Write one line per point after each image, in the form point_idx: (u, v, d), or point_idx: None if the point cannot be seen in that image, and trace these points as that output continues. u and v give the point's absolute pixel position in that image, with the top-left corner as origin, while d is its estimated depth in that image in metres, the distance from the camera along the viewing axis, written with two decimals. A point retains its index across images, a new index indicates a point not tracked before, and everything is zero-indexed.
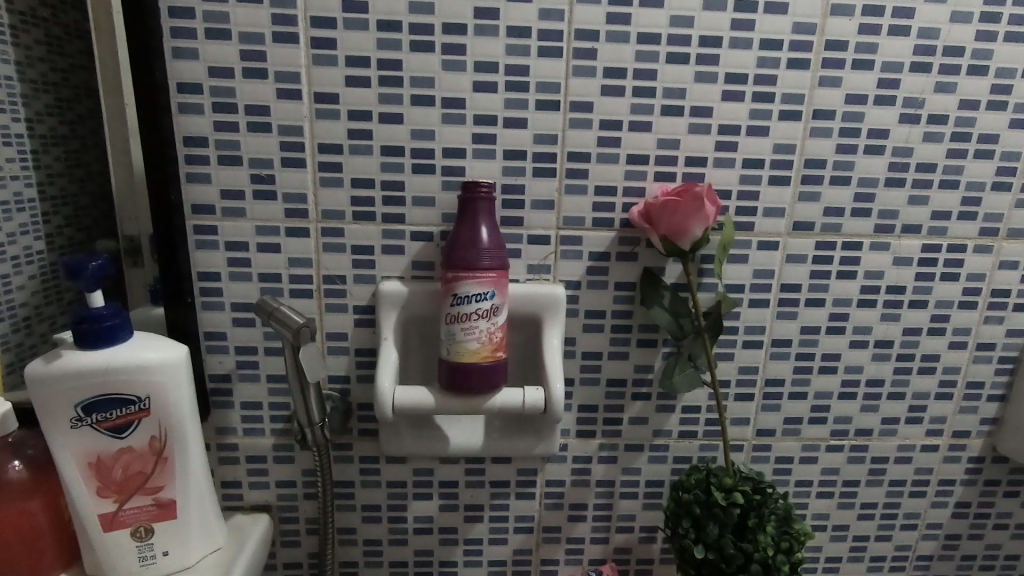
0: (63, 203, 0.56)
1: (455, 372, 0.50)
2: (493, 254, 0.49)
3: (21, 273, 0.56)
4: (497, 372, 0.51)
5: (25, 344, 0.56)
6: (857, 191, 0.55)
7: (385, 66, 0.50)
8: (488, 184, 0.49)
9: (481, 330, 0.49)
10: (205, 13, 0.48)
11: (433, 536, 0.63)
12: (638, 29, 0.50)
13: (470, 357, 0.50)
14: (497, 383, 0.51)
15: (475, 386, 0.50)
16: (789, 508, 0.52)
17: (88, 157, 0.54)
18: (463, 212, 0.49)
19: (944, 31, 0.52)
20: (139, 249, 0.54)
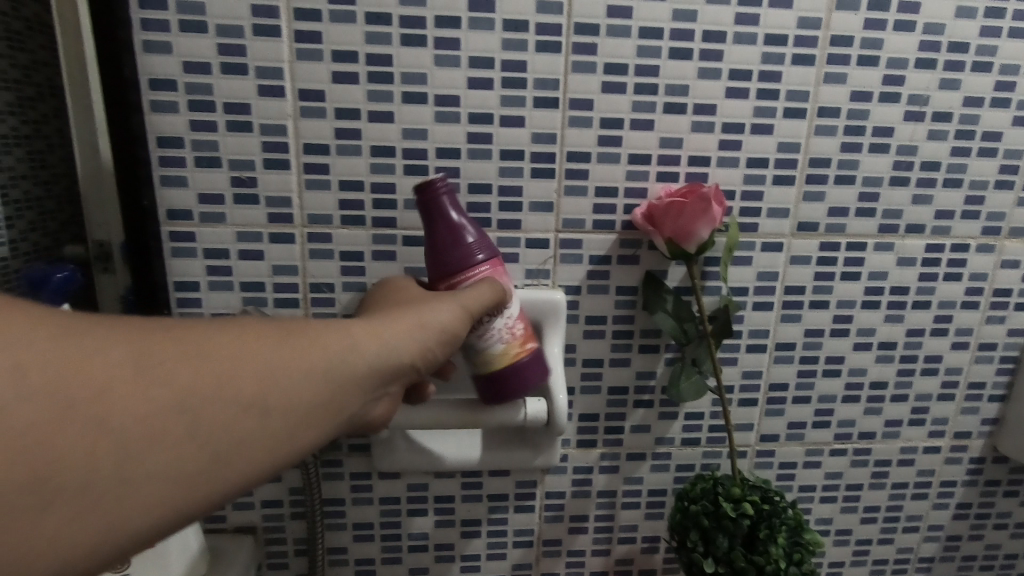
0: (26, 206, 0.56)
1: (489, 382, 0.46)
2: (481, 249, 0.44)
3: None
4: (531, 364, 0.46)
5: None
6: (862, 191, 0.54)
7: (374, 61, 0.47)
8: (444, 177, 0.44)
9: (500, 328, 0.45)
10: (179, 4, 0.45)
11: (429, 553, 0.60)
12: (640, 23, 0.48)
13: (501, 362, 0.45)
14: (539, 374, 0.47)
15: (519, 388, 0.46)
16: (799, 517, 0.51)
17: (53, 160, 0.57)
18: (428, 216, 0.44)
19: (949, 27, 0.51)
20: (110, 254, 0.51)
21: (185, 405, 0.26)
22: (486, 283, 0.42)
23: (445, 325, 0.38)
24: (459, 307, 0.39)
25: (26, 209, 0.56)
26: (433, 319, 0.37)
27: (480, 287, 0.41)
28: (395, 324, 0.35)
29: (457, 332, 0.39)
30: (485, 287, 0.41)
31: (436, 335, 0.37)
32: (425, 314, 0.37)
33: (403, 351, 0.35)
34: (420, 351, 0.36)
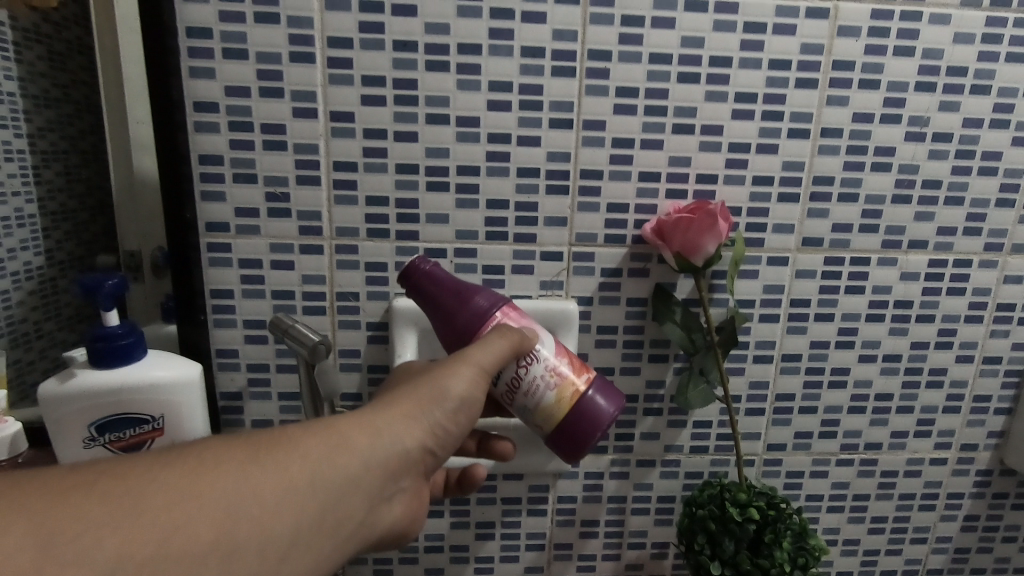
0: (63, 218, 0.57)
1: (560, 437, 0.44)
2: (486, 310, 0.44)
3: (19, 289, 0.59)
4: (590, 402, 0.44)
5: (25, 361, 0.59)
6: (865, 208, 0.56)
7: (401, 85, 0.51)
8: (421, 258, 0.46)
9: (543, 374, 0.44)
10: (223, 34, 0.49)
11: (444, 554, 0.63)
12: (650, 49, 0.51)
13: (559, 411, 0.44)
14: (608, 406, 0.45)
15: (591, 431, 0.44)
16: (804, 523, 0.53)
17: (88, 172, 0.56)
18: (425, 301, 0.45)
19: (947, 52, 0.53)
20: (140, 264, 0.55)
21: (204, 520, 0.29)
22: (496, 332, 0.42)
23: (455, 396, 0.39)
24: (471, 373, 0.40)
25: (63, 221, 0.57)
26: (442, 397, 0.39)
27: (492, 340, 0.41)
28: (399, 409, 0.38)
29: (470, 400, 0.40)
30: (496, 339, 0.42)
31: (442, 413, 0.39)
32: (432, 393, 0.39)
33: (409, 435, 0.37)
34: (426, 430, 0.38)
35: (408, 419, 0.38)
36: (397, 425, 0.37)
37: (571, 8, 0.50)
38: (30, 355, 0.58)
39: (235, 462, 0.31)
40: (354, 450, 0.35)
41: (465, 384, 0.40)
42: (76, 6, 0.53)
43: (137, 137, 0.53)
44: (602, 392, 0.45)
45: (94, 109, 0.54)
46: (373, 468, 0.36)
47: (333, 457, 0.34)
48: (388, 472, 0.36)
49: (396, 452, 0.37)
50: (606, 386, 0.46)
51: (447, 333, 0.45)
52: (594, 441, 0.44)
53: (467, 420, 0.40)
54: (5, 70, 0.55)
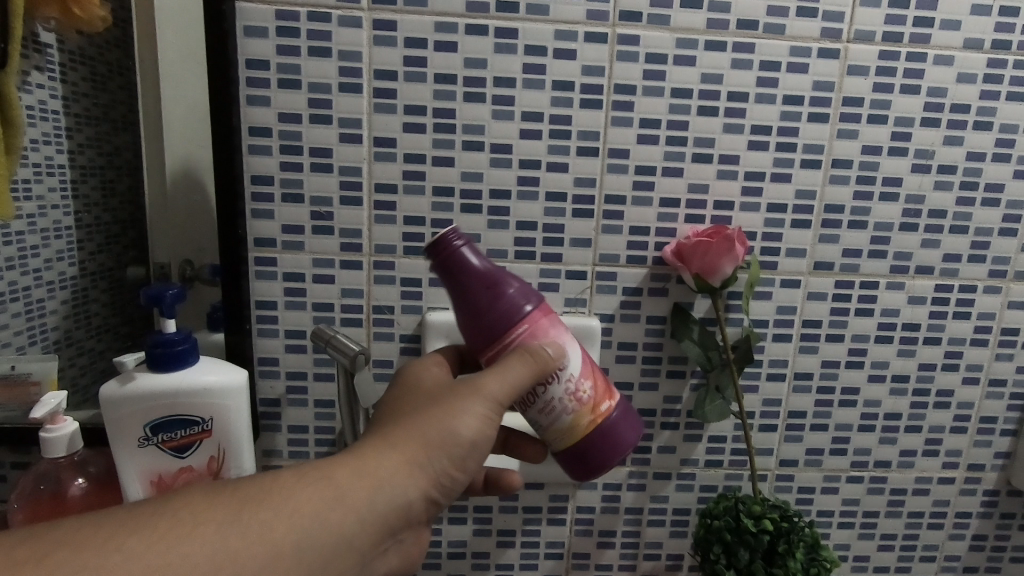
0: (97, 230, 0.61)
1: (570, 458, 0.46)
2: (520, 305, 0.43)
3: (54, 297, 0.62)
4: (606, 432, 0.45)
5: (60, 365, 0.62)
6: (874, 235, 0.59)
7: (440, 114, 0.54)
8: (452, 232, 0.43)
9: (562, 397, 0.44)
10: (279, 65, 0.53)
11: (466, 561, 0.65)
12: (672, 84, 0.55)
13: (575, 435, 0.45)
14: (621, 437, 0.46)
15: (602, 459, 0.45)
16: (816, 536, 0.55)
17: (123, 188, 0.60)
18: (450, 284, 0.44)
19: (951, 90, 0.57)
20: (168, 275, 0.60)
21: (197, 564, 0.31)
22: (516, 356, 0.41)
23: (459, 440, 0.39)
24: (478, 410, 0.40)
25: (95, 234, 0.61)
26: (446, 442, 0.39)
27: (512, 366, 0.41)
28: (404, 455, 0.38)
29: (474, 446, 0.40)
30: (514, 366, 0.41)
31: (447, 459, 0.39)
32: (437, 437, 0.39)
33: (413, 483, 0.37)
34: (429, 479, 0.38)
35: (411, 466, 0.38)
36: (400, 473, 0.37)
37: (600, 46, 0.54)
38: (61, 359, 0.62)
39: (243, 511, 0.33)
40: (356, 503, 0.36)
41: (470, 426, 0.39)
42: (118, 32, 0.57)
43: (171, 157, 0.58)
44: (617, 421, 0.46)
45: (130, 127, 0.59)
46: (375, 520, 0.36)
47: (334, 509, 0.35)
48: (386, 521, 0.37)
49: (399, 502, 0.37)
50: (626, 411, 0.47)
51: (467, 322, 0.44)
52: (603, 468, 0.46)
53: (475, 463, 0.40)
54: (49, 88, 0.59)
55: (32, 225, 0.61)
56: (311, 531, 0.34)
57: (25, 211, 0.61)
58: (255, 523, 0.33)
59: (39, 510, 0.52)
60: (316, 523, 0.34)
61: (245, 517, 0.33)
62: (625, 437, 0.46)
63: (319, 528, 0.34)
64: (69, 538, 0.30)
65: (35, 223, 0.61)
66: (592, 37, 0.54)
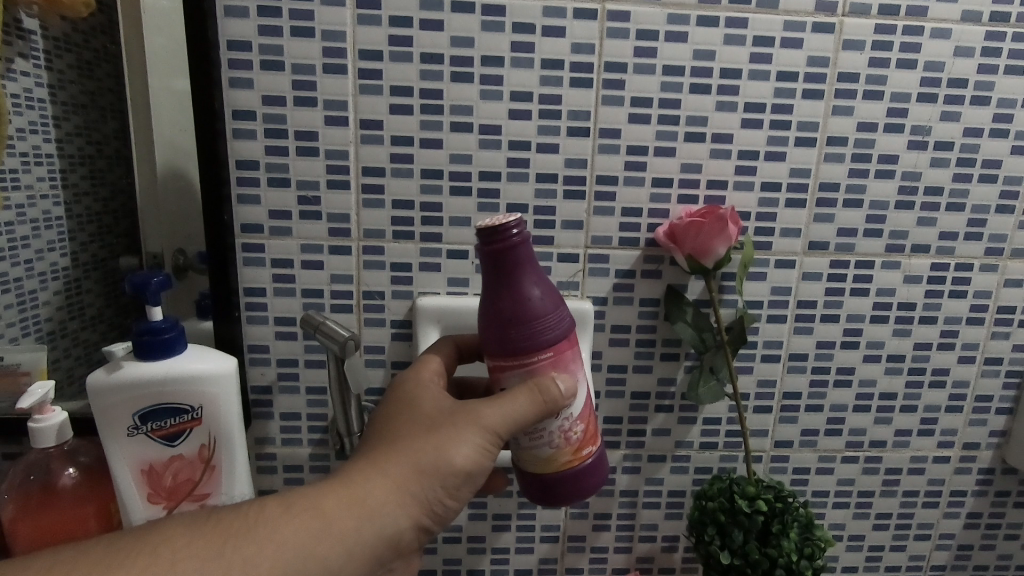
0: (89, 221, 0.60)
1: (536, 486, 0.46)
2: (553, 328, 0.43)
3: (47, 289, 0.61)
4: (578, 478, 0.46)
5: (54, 357, 0.61)
6: (869, 213, 0.59)
7: (427, 95, 0.53)
8: (518, 225, 0.42)
9: (554, 432, 0.45)
10: (261, 46, 0.52)
11: (462, 545, 0.65)
12: (664, 62, 0.54)
13: (549, 467, 0.45)
14: (589, 484, 0.46)
15: (564, 497, 0.46)
16: (810, 515, 0.55)
17: (113, 177, 0.59)
18: (492, 278, 0.43)
19: (948, 65, 0.55)
20: (159, 264, 0.59)
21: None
22: (525, 391, 0.42)
23: (451, 470, 0.41)
24: (473, 440, 0.41)
25: (86, 224, 0.60)
26: (436, 474, 0.40)
27: (518, 398, 0.42)
28: (395, 486, 0.40)
29: (466, 476, 0.41)
30: (519, 399, 0.42)
31: (437, 489, 0.41)
32: (429, 469, 0.40)
33: (402, 514, 0.39)
34: (418, 509, 0.40)
35: (402, 496, 0.40)
36: (391, 504, 0.39)
37: (590, 23, 0.53)
38: (54, 350, 0.61)
39: (224, 545, 0.35)
40: (345, 533, 0.38)
41: (463, 456, 0.41)
42: (103, 17, 0.56)
43: (160, 144, 0.57)
44: (592, 467, 0.47)
45: (119, 115, 0.58)
46: (364, 548, 0.39)
47: (323, 540, 0.37)
48: (374, 550, 0.39)
49: (387, 531, 0.39)
50: (602, 461, 0.48)
51: (493, 318, 0.43)
52: (562, 504, 0.46)
53: (466, 492, 0.42)
54: (35, 76, 0.58)
55: (20, 216, 0.60)
56: (296, 561, 0.36)
57: (13, 202, 0.59)
58: (237, 555, 0.35)
59: (30, 501, 0.52)
60: (302, 554, 0.36)
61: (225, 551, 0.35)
62: (590, 485, 0.47)
63: (306, 557, 0.36)
64: (54, 568, 0.32)
65: (23, 214, 0.60)
66: (582, 13, 0.52)
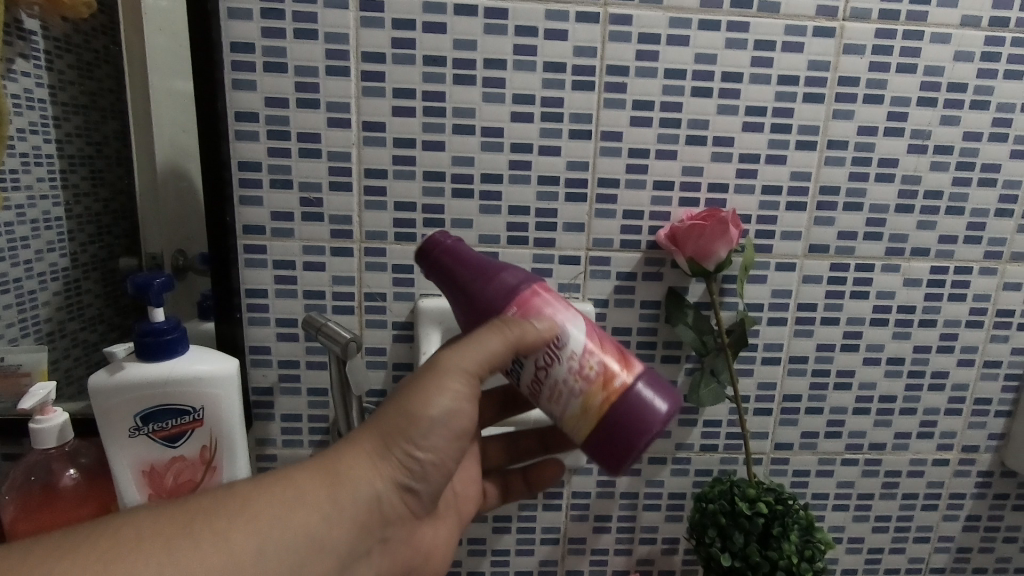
0: (89, 221, 0.60)
1: (595, 445, 0.41)
2: (511, 284, 0.43)
3: (46, 289, 0.61)
4: (627, 411, 0.41)
5: (54, 357, 0.61)
6: (869, 216, 0.59)
7: (430, 98, 0.54)
8: (440, 234, 0.46)
9: (567, 375, 0.41)
10: (265, 48, 0.52)
11: (462, 547, 0.65)
12: (666, 65, 0.54)
13: (590, 419, 0.41)
14: (645, 414, 0.41)
15: (632, 441, 0.40)
16: (811, 518, 0.55)
17: (113, 178, 0.59)
18: (443, 281, 0.45)
19: (948, 69, 0.56)
20: (160, 265, 0.59)
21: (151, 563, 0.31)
22: (487, 328, 0.40)
23: (429, 424, 0.39)
24: (446, 394, 0.40)
25: (86, 225, 0.60)
26: (410, 429, 0.39)
27: (480, 336, 0.40)
28: (368, 449, 0.39)
29: (446, 430, 0.40)
30: (480, 336, 0.40)
31: (414, 445, 0.39)
32: (403, 425, 0.39)
33: (378, 475, 0.39)
34: (396, 467, 0.39)
35: (375, 457, 0.39)
36: (365, 466, 0.38)
37: (592, 26, 0.53)
38: (53, 350, 0.61)
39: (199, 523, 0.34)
40: (320, 499, 0.37)
41: (437, 411, 0.39)
42: (104, 18, 0.56)
43: (160, 145, 0.57)
44: (641, 393, 0.41)
45: (119, 116, 0.58)
46: (347, 514, 0.38)
47: (297, 510, 0.36)
48: (355, 514, 0.38)
49: (365, 493, 0.38)
50: (656, 383, 0.42)
51: (463, 312, 0.44)
52: (635, 451, 0.40)
53: (445, 448, 0.40)
54: (35, 77, 0.58)
55: (20, 216, 0.60)
56: (272, 536, 0.35)
57: (14, 202, 0.59)
58: (210, 535, 0.33)
59: (30, 503, 0.52)
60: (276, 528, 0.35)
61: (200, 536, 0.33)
62: (652, 415, 0.41)
63: (280, 531, 0.35)
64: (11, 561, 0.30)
65: (23, 214, 0.60)
66: (584, 17, 0.53)
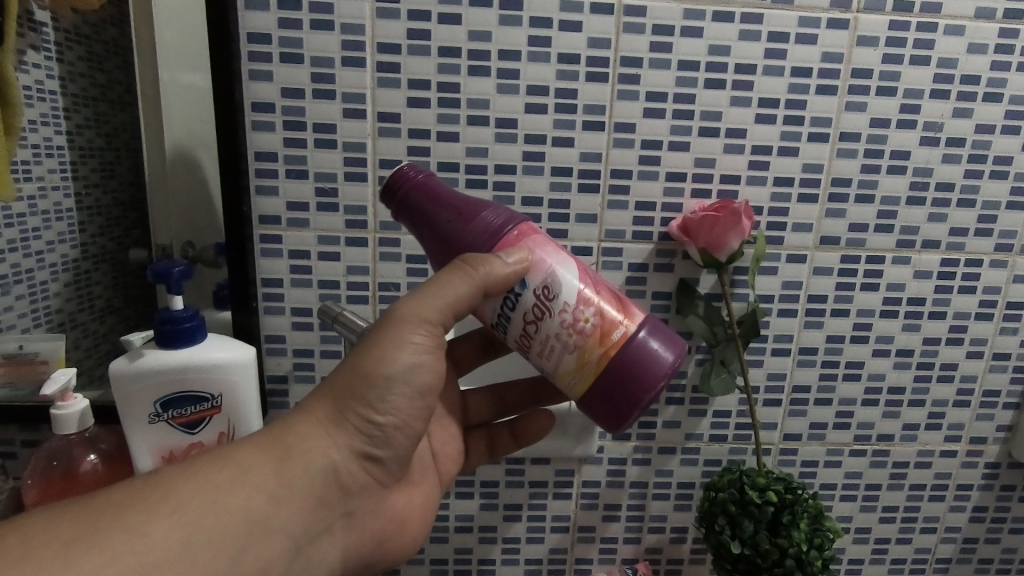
0: (98, 212, 0.60)
1: (594, 401, 0.42)
2: (489, 222, 0.43)
3: (57, 279, 0.62)
4: (625, 366, 0.41)
5: (66, 347, 0.62)
6: (880, 209, 0.59)
7: (444, 89, 0.54)
8: (410, 168, 0.45)
9: (560, 329, 0.41)
10: (281, 39, 0.52)
11: (473, 534, 0.66)
12: (679, 56, 0.54)
13: (588, 375, 0.42)
14: (644, 370, 0.41)
15: (633, 399, 0.41)
16: (820, 507, 0.56)
17: (121, 169, 0.59)
18: (412, 220, 0.44)
19: (962, 61, 0.56)
20: (170, 256, 0.60)
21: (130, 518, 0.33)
22: (453, 269, 0.40)
23: (388, 380, 0.40)
24: (404, 351, 0.41)
25: (95, 215, 0.61)
26: (369, 384, 0.40)
27: (449, 274, 0.40)
28: (319, 414, 0.40)
29: (404, 387, 0.41)
30: (447, 275, 0.40)
31: (372, 408, 0.40)
32: (361, 381, 0.40)
33: (333, 440, 0.40)
34: (351, 429, 0.40)
35: (328, 423, 0.40)
36: (317, 433, 0.40)
37: (606, 17, 0.53)
38: (66, 339, 0.62)
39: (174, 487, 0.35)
40: (280, 467, 0.38)
41: (393, 369, 0.41)
42: (113, 9, 0.57)
43: (170, 136, 0.57)
44: (639, 348, 0.41)
45: (128, 107, 0.58)
46: (302, 485, 0.39)
47: (247, 483, 0.37)
48: (310, 480, 0.39)
49: (321, 459, 0.39)
50: (655, 333, 0.43)
51: (436, 249, 0.44)
52: (637, 407, 0.41)
53: (401, 412, 0.41)
54: (46, 68, 0.59)
55: (32, 207, 0.60)
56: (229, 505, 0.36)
57: (26, 193, 0.60)
58: (168, 505, 0.34)
59: (51, 486, 0.53)
60: (216, 508, 0.35)
61: (125, 523, 0.33)
62: (651, 371, 0.41)
63: (230, 507, 0.36)
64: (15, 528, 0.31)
65: (35, 205, 0.60)
66: (598, 8, 0.53)
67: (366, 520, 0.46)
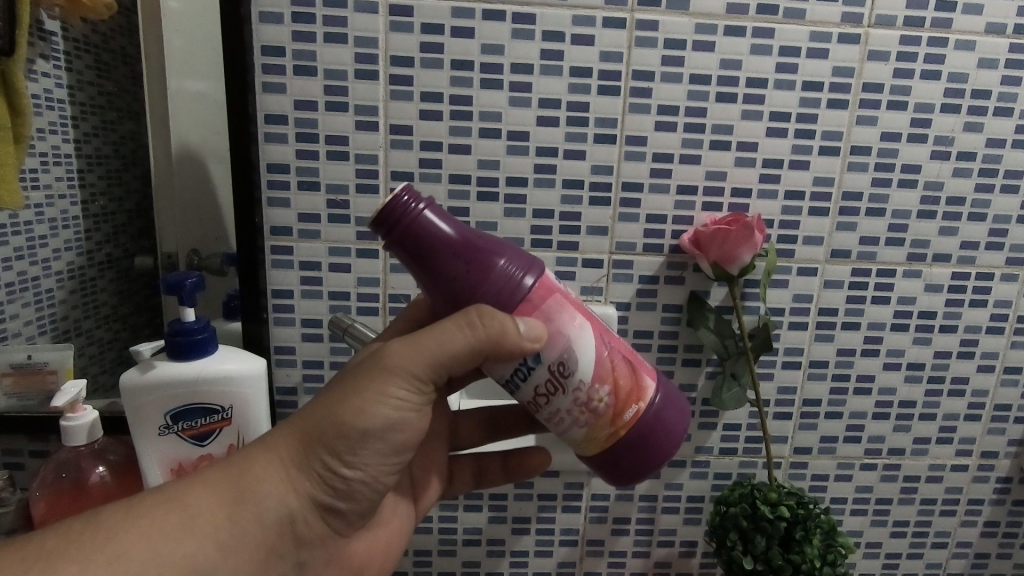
0: (104, 220, 0.61)
1: (603, 466, 0.43)
2: (506, 271, 0.39)
3: (62, 287, 0.62)
4: (637, 441, 0.42)
5: (70, 355, 0.62)
6: (892, 222, 0.59)
7: (456, 101, 0.54)
8: (407, 196, 0.39)
9: (572, 407, 0.41)
10: (295, 52, 0.52)
11: (481, 548, 0.65)
12: (691, 70, 0.54)
13: (598, 446, 0.42)
14: (654, 443, 0.43)
15: (640, 469, 0.43)
16: (833, 522, 0.55)
17: (128, 177, 0.59)
18: (412, 258, 0.39)
19: (972, 76, 0.56)
20: (176, 265, 0.60)
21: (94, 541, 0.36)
22: (458, 321, 0.38)
23: (362, 434, 0.39)
24: (380, 403, 0.39)
25: (102, 223, 0.61)
26: (343, 437, 0.39)
27: (455, 334, 0.38)
28: (281, 459, 0.40)
29: (376, 438, 0.40)
30: (452, 334, 0.38)
31: (340, 461, 0.40)
32: (336, 434, 0.39)
33: (293, 490, 0.40)
34: (316, 480, 0.40)
35: (288, 472, 0.40)
36: (275, 479, 0.40)
37: (618, 31, 0.53)
38: (71, 349, 0.62)
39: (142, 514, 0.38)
40: (239, 508, 0.39)
41: (367, 421, 0.39)
42: (122, 19, 0.57)
43: (177, 146, 0.58)
44: (649, 421, 0.42)
45: (136, 117, 0.58)
46: (255, 529, 0.40)
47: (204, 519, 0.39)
48: (266, 525, 0.40)
49: (279, 506, 0.40)
50: (667, 404, 0.44)
51: (441, 293, 0.40)
52: (643, 474, 0.43)
53: (367, 464, 0.41)
54: (55, 77, 0.59)
55: (39, 216, 0.60)
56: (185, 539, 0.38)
57: (33, 201, 0.60)
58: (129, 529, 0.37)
59: (61, 498, 0.53)
60: (161, 555, 0.37)
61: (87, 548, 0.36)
62: (660, 444, 0.43)
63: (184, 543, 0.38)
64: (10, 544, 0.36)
65: (42, 213, 0.60)
66: (610, 22, 0.53)
67: (320, 568, 0.46)
